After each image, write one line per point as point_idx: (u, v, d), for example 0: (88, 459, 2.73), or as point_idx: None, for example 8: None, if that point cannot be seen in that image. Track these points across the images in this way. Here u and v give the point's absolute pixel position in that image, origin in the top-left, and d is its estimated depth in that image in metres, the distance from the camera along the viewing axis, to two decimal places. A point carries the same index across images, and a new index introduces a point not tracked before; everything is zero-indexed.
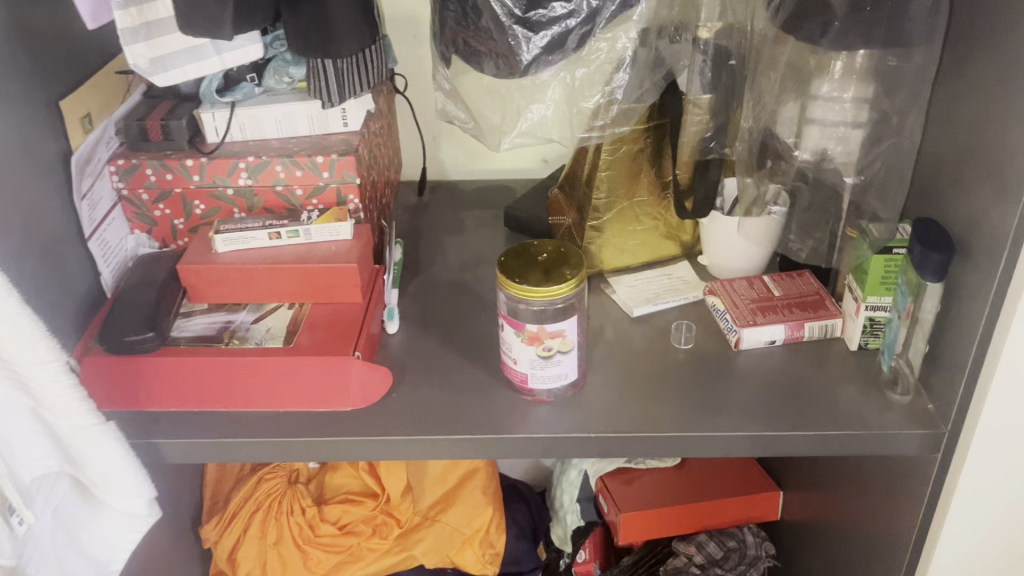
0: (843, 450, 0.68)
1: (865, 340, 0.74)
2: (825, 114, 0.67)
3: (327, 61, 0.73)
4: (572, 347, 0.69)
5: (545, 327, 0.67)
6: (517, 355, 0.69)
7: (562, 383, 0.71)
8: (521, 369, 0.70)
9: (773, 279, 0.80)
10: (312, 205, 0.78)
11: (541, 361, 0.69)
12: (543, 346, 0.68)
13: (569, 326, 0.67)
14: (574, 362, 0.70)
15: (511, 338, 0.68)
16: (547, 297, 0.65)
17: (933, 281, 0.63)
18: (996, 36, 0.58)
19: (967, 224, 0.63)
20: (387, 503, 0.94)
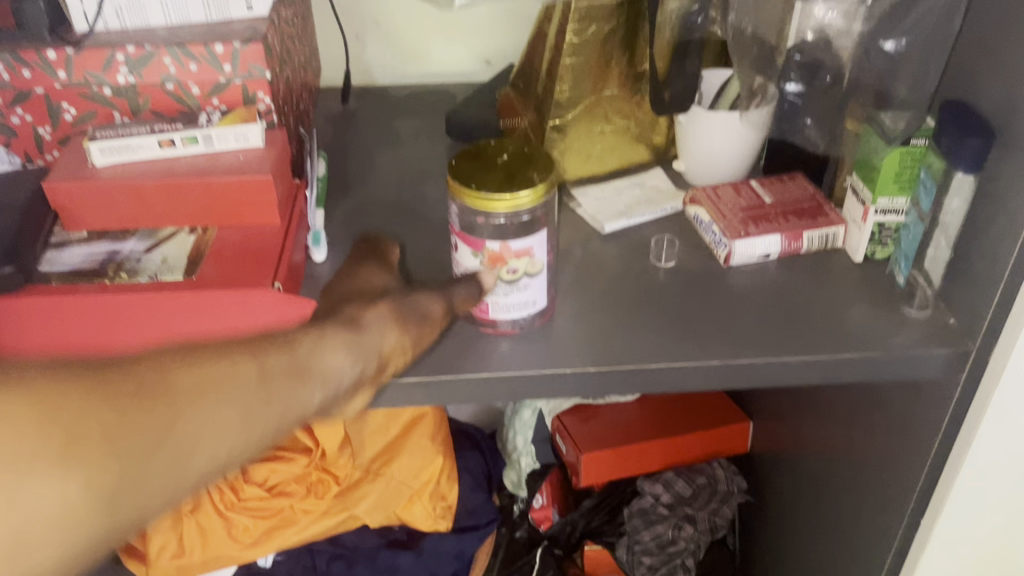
0: (857, 376, 0.59)
1: (872, 250, 0.64)
2: None
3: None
4: (541, 269, 0.57)
5: (509, 245, 0.55)
6: (476, 282, 0.58)
7: (528, 314, 0.59)
8: (481, 297, 0.58)
9: (762, 183, 0.69)
10: (212, 105, 0.63)
11: (505, 286, 0.57)
12: (507, 269, 0.56)
13: (538, 243, 0.56)
14: (542, 287, 0.59)
15: (466, 259, 0.57)
16: (512, 205, 0.53)
17: (966, 173, 0.54)
18: None
19: (1007, 104, 0.53)
20: (322, 459, 0.81)
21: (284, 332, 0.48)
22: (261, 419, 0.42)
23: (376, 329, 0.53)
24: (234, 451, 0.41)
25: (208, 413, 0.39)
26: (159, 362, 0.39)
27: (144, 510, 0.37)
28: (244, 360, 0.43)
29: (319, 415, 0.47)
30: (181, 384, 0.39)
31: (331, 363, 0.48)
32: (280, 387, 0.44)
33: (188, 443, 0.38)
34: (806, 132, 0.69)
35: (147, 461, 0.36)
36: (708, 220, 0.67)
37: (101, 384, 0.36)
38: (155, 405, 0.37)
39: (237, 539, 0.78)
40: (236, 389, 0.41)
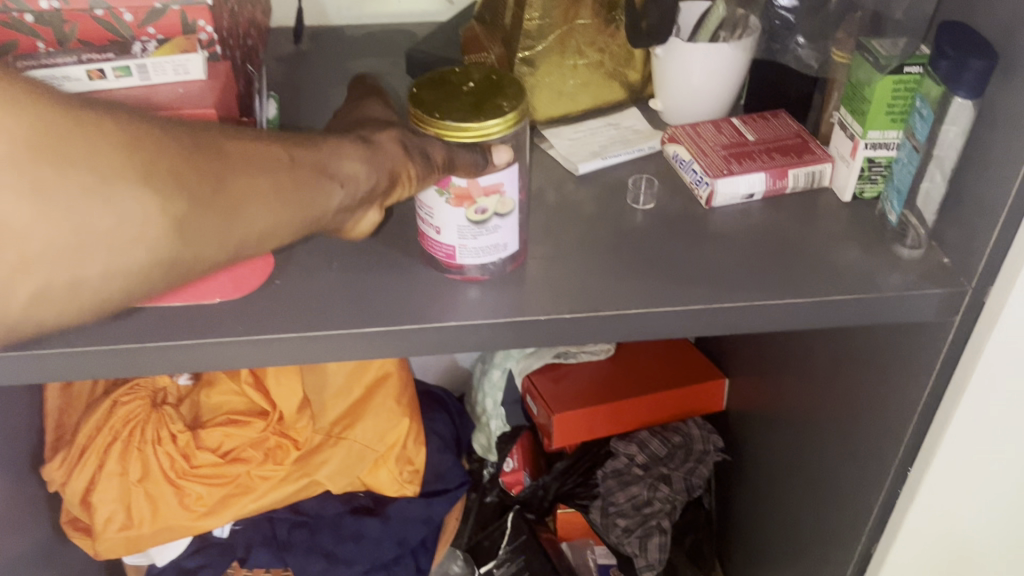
0: (848, 319, 0.56)
1: (861, 188, 0.61)
2: None
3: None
4: (512, 210, 0.53)
5: (476, 181, 0.51)
6: (441, 225, 0.53)
7: (497, 260, 0.55)
8: (446, 242, 0.54)
9: (744, 121, 0.66)
10: (147, 36, 0.57)
11: (474, 229, 0.53)
12: (476, 209, 0.52)
13: (508, 179, 0.52)
14: (514, 229, 0.54)
15: (431, 199, 0.52)
16: (478, 135, 0.49)
17: (966, 97, 0.50)
18: None
19: (1012, 21, 0.49)
20: (281, 423, 0.78)
21: (314, 136, 0.49)
22: (294, 201, 0.45)
23: (394, 156, 0.50)
24: (266, 228, 0.44)
25: (248, 184, 0.43)
26: (215, 139, 0.43)
27: (190, 250, 0.41)
28: (281, 147, 0.45)
29: (333, 218, 0.49)
30: (229, 155, 0.42)
31: (352, 167, 0.49)
32: (309, 181, 0.46)
33: (229, 200, 0.42)
34: (799, 52, 0.65)
35: (199, 206, 0.40)
36: (688, 159, 0.63)
37: (174, 146, 0.40)
38: (213, 169, 0.41)
39: (190, 509, 0.73)
40: (271, 170, 0.44)
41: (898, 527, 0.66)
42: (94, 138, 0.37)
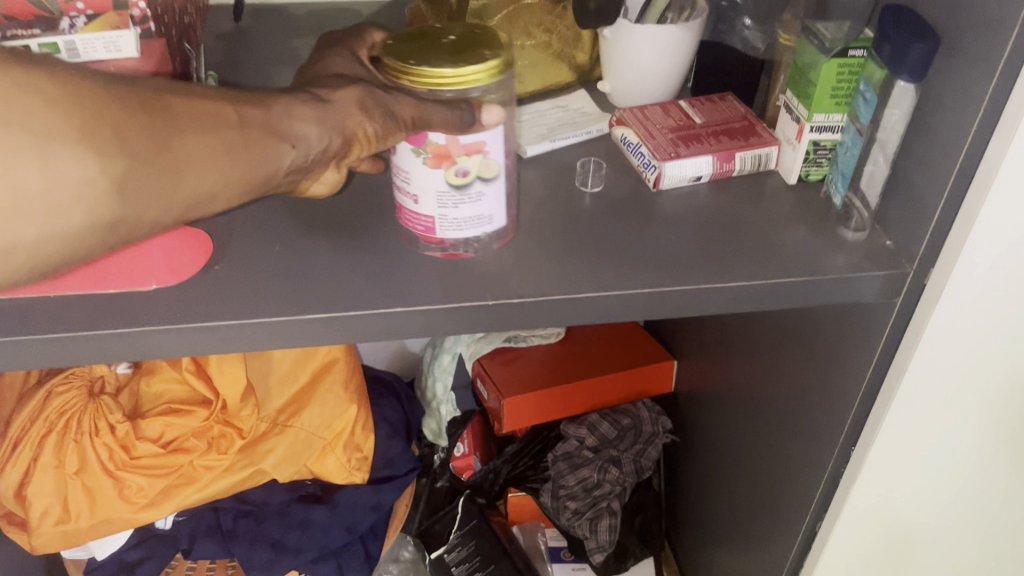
0: (791, 302, 0.56)
1: (806, 171, 0.61)
2: None
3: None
4: (496, 174, 0.52)
5: (456, 139, 0.50)
6: (419, 189, 0.52)
7: (479, 230, 0.54)
8: (424, 210, 0.53)
9: (691, 104, 0.66)
10: (75, 11, 0.53)
11: (454, 192, 0.52)
12: (455, 171, 0.51)
13: (490, 138, 0.51)
14: (497, 196, 0.53)
15: (406, 161, 0.52)
16: (463, 81, 0.48)
17: (909, 81, 0.50)
18: None
19: (953, 5, 0.49)
20: (224, 411, 0.76)
21: (265, 92, 0.48)
22: (245, 161, 0.44)
23: (348, 113, 0.49)
24: (216, 188, 0.43)
25: (196, 142, 0.42)
26: (162, 95, 0.42)
27: (144, 207, 0.40)
28: (231, 103, 0.44)
29: (284, 179, 0.48)
30: (176, 111, 0.42)
31: (303, 128, 0.47)
32: (259, 140, 0.45)
33: (178, 159, 0.41)
34: (746, 34, 0.67)
35: (146, 163, 0.40)
36: (636, 142, 0.63)
37: (117, 102, 0.39)
38: (160, 126, 0.40)
39: (129, 502, 0.71)
40: (223, 129, 0.43)
41: (842, 504, 0.68)
42: (39, 88, 0.37)
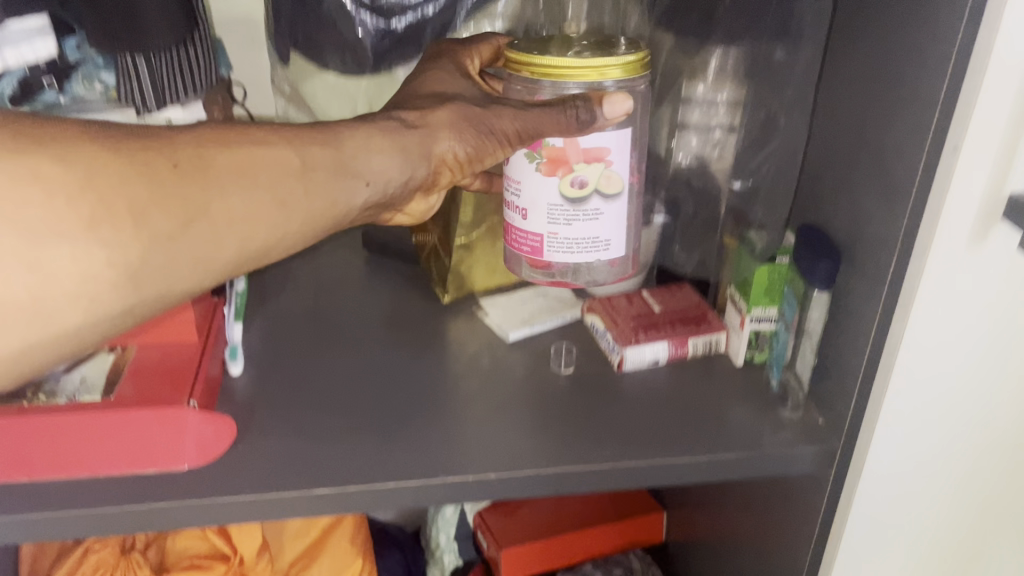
0: (737, 474, 0.64)
1: (750, 354, 0.71)
2: (699, 119, 0.72)
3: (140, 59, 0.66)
4: (614, 192, 0.58)
5: (578, 143, 0.56)
6: (533, 200, 0.59)
7: (591, 250, 0.60)
8: (538, 221, 0.59)
9: (652, 292, 0.76)
10: None
11: (568, 206, 0.58)
12: (573, 178, 0.58)
13: (611, 153, 0.57)
14: (613, 220, 0.60)
15: (525, 170, 0.59)
16: (591, 70, 0.54)
17: (821, 289, 0.60)
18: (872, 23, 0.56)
19: (850, 229, 0.60)
20: (240, 565, 0.82)
21: (335, 126, 0.52)
22: (303, 207, 0.48)
23: (437, 137, 0.56)
24: (274, 231, 0.48)
25: (241, 199, 0.46)
26: (206, 153, 0.45)
27: (189, 273, 0.44)
28: (288, 151, 0.48)
29: (358, 211, 0.53)
30: (220, 171, 0.45)
31: (376, 164, 0.52)
32: (317, 184, 0.49)
33: (219, 223, 0.45)
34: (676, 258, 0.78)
35: (181, 233, 0.43)
36: (603, 328, 0.72)
37: (153, 174, 0.43)
38: (197, 193, 0.44)
39: None
40: (270, 184, 0.47)
41: None
42: (71, 169, 0.40)
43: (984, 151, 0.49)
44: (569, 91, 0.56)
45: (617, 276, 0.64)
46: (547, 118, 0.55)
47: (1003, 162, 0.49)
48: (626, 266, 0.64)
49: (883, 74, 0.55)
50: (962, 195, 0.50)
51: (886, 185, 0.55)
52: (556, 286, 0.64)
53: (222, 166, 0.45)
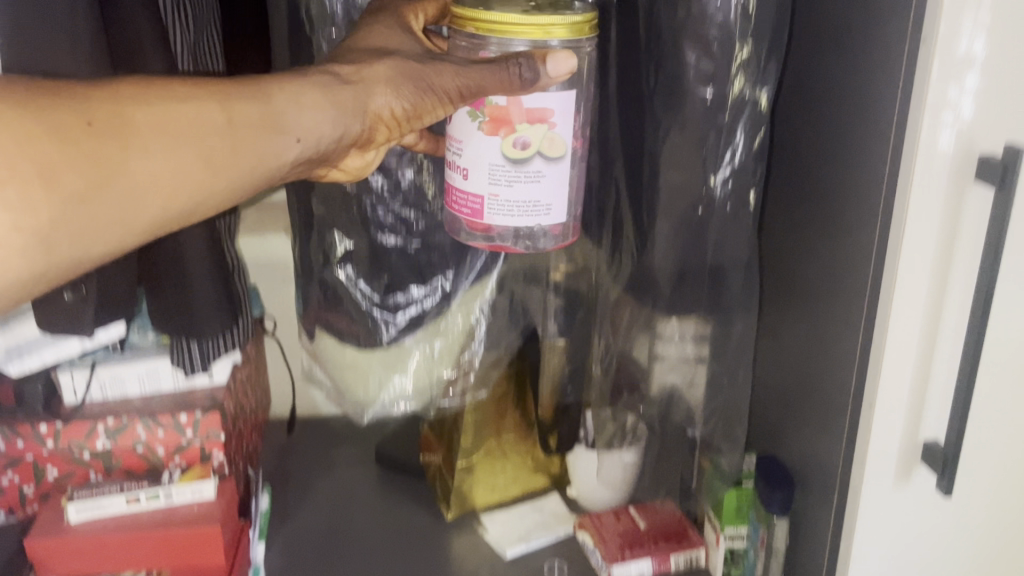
0: None
1: (728, 569, 0.76)
2: (672, 352, 0.64)
3: (193, 342, 0.68)
4: (558, 155, 0.55)
5: (521, 103, 0.54)
6: (475, 158, 0.55)
7: (531, 215, 0.56)
8: (479, 182, 0.55)
9: (638, 509, 0.81)
10: (174, 462, 0.77)
11: (509, 166, 0.54)
12: (516, 139, 0.54)
13: (556, 115, 0.54)
14: (556, 177, 0.56)
15: (467, 129, 0.55)
16: (536, 28, 0.52)
17: (780, 515, 0.69)
18: (790, 283, 0.65)
19: (803, 462, 0.68)
20: None
21: (263, 79, 0.48)
22: (229, 165, 0.45)
23: (371, 94, 0.52)
24: (195, 195, 0.44)
25: (159, 155, 0.42)
26: (124, 111, 0.41)
27: (107, 235, 0.41)
28: (214, 107, 0.44)
29: (284, 171, 0.49)
30: (138, 129, 0.41)
31: (306, 118, 0.48)
32: (245, 143, 0.45)
33: (136, 184, 0.41)
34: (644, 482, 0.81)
35: (96, 192, 0.39)
36: (592, 546, 0.79)
37: (65, 132, 0.39)
38: (116, 152, 0.40)
39: None
40: (197, 141, 0.43)
41: None
42: None
43: (928, 222, 0.52)
44: (514, 48, 0.54)
45: (558, 246, 0.59)
46: (491, 76, 0.52)
47: (929, 342, 0.55)
48: (569, 233, 0.60)
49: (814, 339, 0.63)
50: (922, 202, 0.51)
51: (830, 410, 0.62)
52: (495, 250, 0.59)
53: (137, 122, 0.41)
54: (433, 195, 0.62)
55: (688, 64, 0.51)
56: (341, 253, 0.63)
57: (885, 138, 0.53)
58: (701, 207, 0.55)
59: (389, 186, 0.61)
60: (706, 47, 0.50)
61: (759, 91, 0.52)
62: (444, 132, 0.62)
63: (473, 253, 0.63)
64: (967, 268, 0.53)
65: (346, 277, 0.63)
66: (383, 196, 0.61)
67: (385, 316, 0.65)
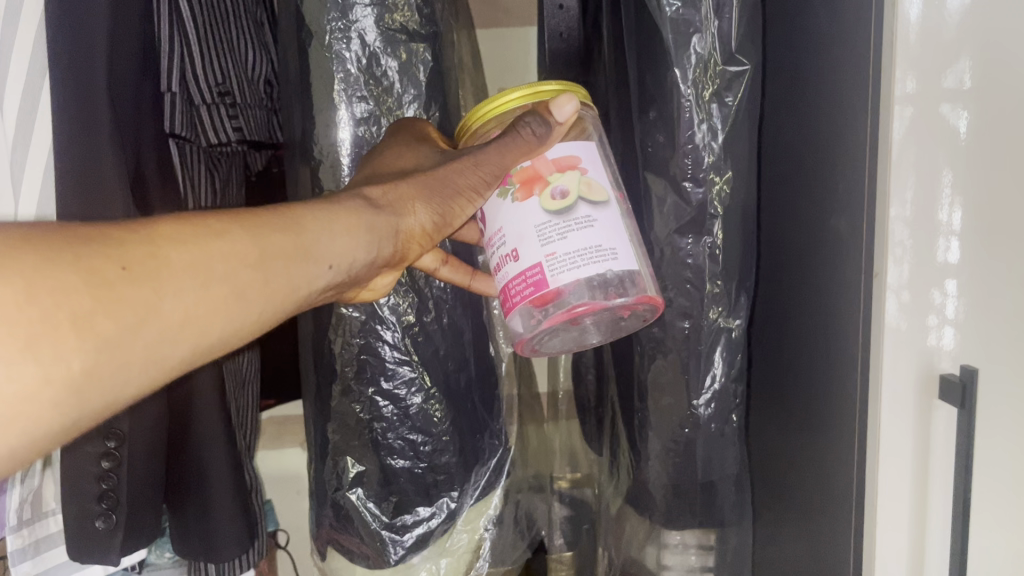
0: None
1: None
2: None
3: (211, 563, 0.72)
4: (602, 199, 0.50)
5: (545, 156, 0.51)
6: (518, 232, 0.50)
7: (598, 260, 0.49)
8: (531, 250, 0.50)
9: None
10: None
11: (556, 217, 0.49)
12: (552, 192, 0.50)
13: (583, 159, 0.51)
14: (611, 223, 0.50)
15: (502, 210, 0.52)
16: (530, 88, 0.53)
17: None
18: (775, 489, 0.68)
19: None
20: None
21: (295, 208, 0.45)
22: (264, 297, 0.42)
23: (406, 214, 0.53)
24: (229, 330, 0.40)
25: (197, 296, 0.38)
26: (158, 250, 0.37)
27: (142, 380, 0.36)
28: (249, 238, 0.41)
29: (314, 298, 0.46)
30: (173, 267, 0.37)
31: (338, 244, 0.47)
32: (280, 272, 0.42)
33: (173, 324, 0.37)
34: None
35: (133, 336, 0.35)
36: None
37: (101, 277, 0.34)
38: (150, 294, 0.36)
39: None
40: (233, 274, 0.40)
41: None
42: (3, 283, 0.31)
43: (896, 435, 0.52)
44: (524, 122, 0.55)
45: (642, 302, 0.52)
46: (503, 145, 0.52)
47: (916, 564, 0.54)
48: (646, 291, 0.52)
49: (803, 556, 0.64)
50: (892, 423, 0.52)
51: None
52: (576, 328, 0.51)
53: (172, 258, 0.37)
54: (439, 419, 0.66)
55: (668, 299, 0.57)
56: (353, 476, 0.66)
57: (853, 356, 0.54)
58: (688, 427, 0.58)
59: (398, 413, 0.65)
60: (681, 285, 0.57)
61: (733, 321, 0.58)
62: (449, 356, 0.68)
63: (474, 475, 0.71)
64: (942, 485, 0.52)
65: (357, 499, 0.67)
66: (393, 422, 0.65)
67: (393, 536, 0.68)
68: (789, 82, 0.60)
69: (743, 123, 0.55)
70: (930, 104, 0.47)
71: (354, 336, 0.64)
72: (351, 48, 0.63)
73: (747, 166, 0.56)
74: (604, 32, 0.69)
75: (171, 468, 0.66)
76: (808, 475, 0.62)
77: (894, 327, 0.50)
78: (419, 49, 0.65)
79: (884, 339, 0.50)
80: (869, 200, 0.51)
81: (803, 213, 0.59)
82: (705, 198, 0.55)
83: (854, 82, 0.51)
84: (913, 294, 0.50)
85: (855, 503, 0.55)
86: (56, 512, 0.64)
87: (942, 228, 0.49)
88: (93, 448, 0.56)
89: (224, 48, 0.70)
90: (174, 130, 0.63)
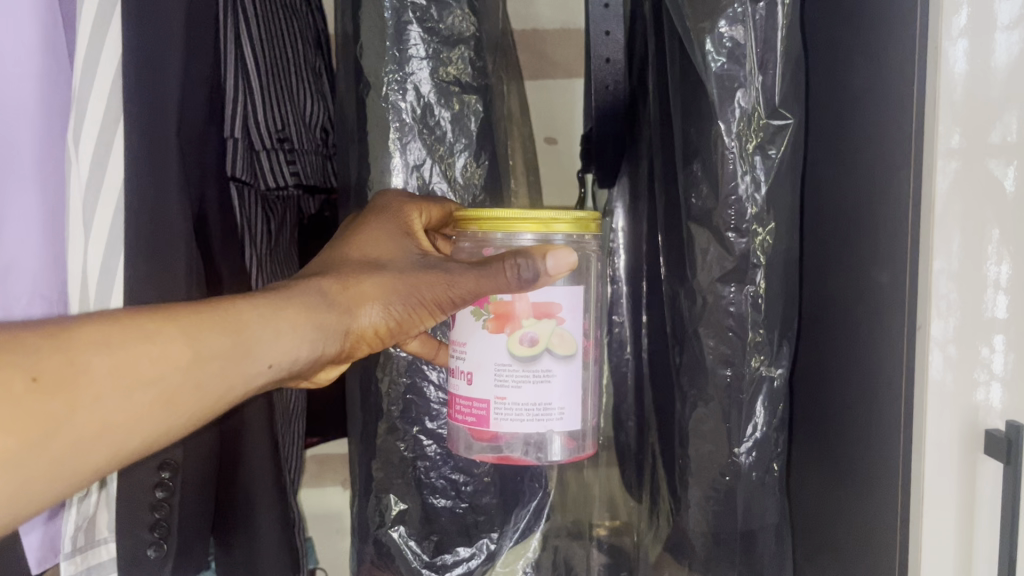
0: None
1: None
2: None
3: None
4: (566, 354, 0.56)
5: (525, 297, 0.55)
6: (480, 360, 0.57)
7: (542, 418, 0.56)
8: (485, 385, 0.56)
9: None
10: None
11: (516, 364, 0.55)
12: (522, 336, 0.55)
13: (561, 307, 0.56)
14: (567, 379, 0.56)
15: (471, 329, 0.57)
16: (538, 219, 0.55)
17: None
18: (816, 541, 0.67)
19: None
20: None
21: (242, 303, 0.48)
22: (195, 402, 0.44)
23: (360, 313, 0.55)
24: (151, 434, 0.43)
25: (111, 405, 0.40)
26: (78, 356, 0.39)
27: (55, 485, 0.39)
28: (182, 340, 0.44)
29: (249, 395, 0.49)
30: (91, 373, 0.40)
31: (280, 348, 0.49)
32: (215, 373, 0.45)
33: (87, 431, 0.39)
34: None
35: (40, 449, 0.37)
36: None
37: (9, 391, 0.36)
38: (62, 406, 0.38)
39: None
40: (160, 377, 0.42)
41: None
42: None
43: (940, 483, 0.51)
44: (518, 240, 0.57)
45: (572, 458, 0.60)
46: (492, 276, 0.55)
47: None
48: (584, 445, 0.60)
49: None
50: (938, 475, 0.51)
51: None
52: (505, 463, 0.60)
53: (89, 365, 0.40)
54: (482, 459, 0.68)
55: (709, 347, 0.58)
56: (395, 514, 0.68)
57: (895, 404, 0.54)
58: (729, 476, 0.58)
59: (441, 452, 0.68)
60: (723, 334, 0.57)
61: (776, 369, 0.58)
62: None
63: (513, 517, 0.71)
64: (989, 539, 0.52)
65: (399, 537, 0.68)
66: (436, 461, 0.68)
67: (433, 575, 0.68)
68: (829, 140, 0.62)
69: (785, 174, 0.56)
70: (975, 160, 0.48)
71: (401, 375, 0.67)
72: (407, 99, 0.65)
73: (788, 219, 0.57)
74: (650, 85, 0.72)
75: (220, 501, 0.67)
76: (848, 529, 0.62)
77: (939, 382, 0.50)
78: (471, 100, 0.67)
79: (929, 395, 0.50)
80: (912, 254, 0.51)
81: (847, 269, 0.60)
82: (748, 249, 0.56)
83: (897, 137, 0.52)
84: (960, 350, 0.50)
85: (898, 560, 0.54)
86: (108, 540, 0.63)
87: (989, 284, 0.49)
88: (148, 478, 0.57)
89: (284, 98, 0.73)
90: (235, 173, 0.66)
